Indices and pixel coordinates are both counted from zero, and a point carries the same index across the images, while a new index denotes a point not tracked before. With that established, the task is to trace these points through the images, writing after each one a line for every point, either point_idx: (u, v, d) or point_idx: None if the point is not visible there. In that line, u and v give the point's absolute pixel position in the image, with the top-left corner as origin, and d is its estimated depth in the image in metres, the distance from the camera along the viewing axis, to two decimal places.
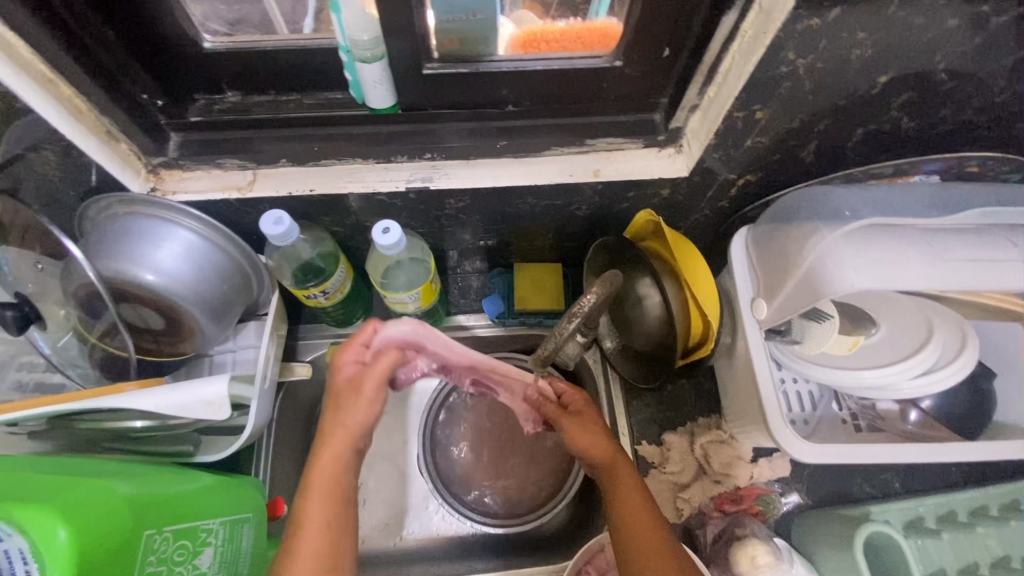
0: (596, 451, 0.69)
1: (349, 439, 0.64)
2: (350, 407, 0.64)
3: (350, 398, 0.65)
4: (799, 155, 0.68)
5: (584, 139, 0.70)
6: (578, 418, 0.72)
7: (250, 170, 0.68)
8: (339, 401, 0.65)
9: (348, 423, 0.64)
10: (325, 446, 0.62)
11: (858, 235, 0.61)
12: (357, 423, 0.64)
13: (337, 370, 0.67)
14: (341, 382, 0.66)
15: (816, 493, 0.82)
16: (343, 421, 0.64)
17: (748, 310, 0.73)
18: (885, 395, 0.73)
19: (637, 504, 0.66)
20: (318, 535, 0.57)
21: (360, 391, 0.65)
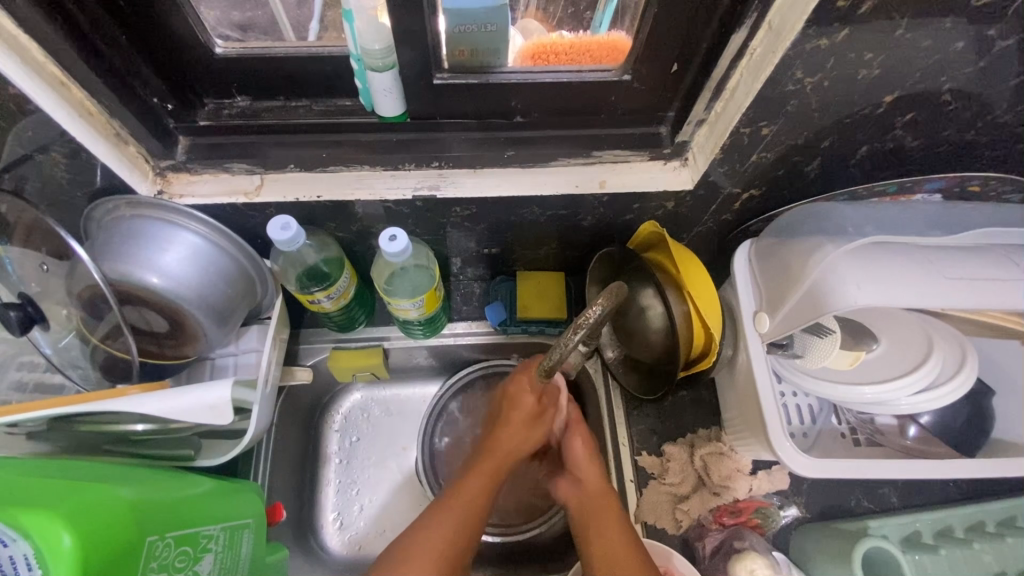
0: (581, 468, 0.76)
1: (507, 454, 0.73)
2: (517, 425, 0.74)
3: (522, 417, 0.75)
4: (804, 171, 0.69)
5: (591, 150, 0.70)
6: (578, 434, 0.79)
7: (258, 175, 0.69)
8: (511, 416, 0.75)
9: (506, 440, 0.74)
10: (492, 454, 0.73)
11: (862, 252, 0.61)
12: (514, 445, 0.74)
13: (510, 392, 0.77)
14: (512, 402, 0.76)
15: (814, 506, 0.82)
16: (580, 455, 0.77)
17: (750, 322, 0.74)
18: (884, 410, 0.74)
19: (613, 529, 0.67)
20: (461, 511, 0.67)
21: (578, 437, 0.79)
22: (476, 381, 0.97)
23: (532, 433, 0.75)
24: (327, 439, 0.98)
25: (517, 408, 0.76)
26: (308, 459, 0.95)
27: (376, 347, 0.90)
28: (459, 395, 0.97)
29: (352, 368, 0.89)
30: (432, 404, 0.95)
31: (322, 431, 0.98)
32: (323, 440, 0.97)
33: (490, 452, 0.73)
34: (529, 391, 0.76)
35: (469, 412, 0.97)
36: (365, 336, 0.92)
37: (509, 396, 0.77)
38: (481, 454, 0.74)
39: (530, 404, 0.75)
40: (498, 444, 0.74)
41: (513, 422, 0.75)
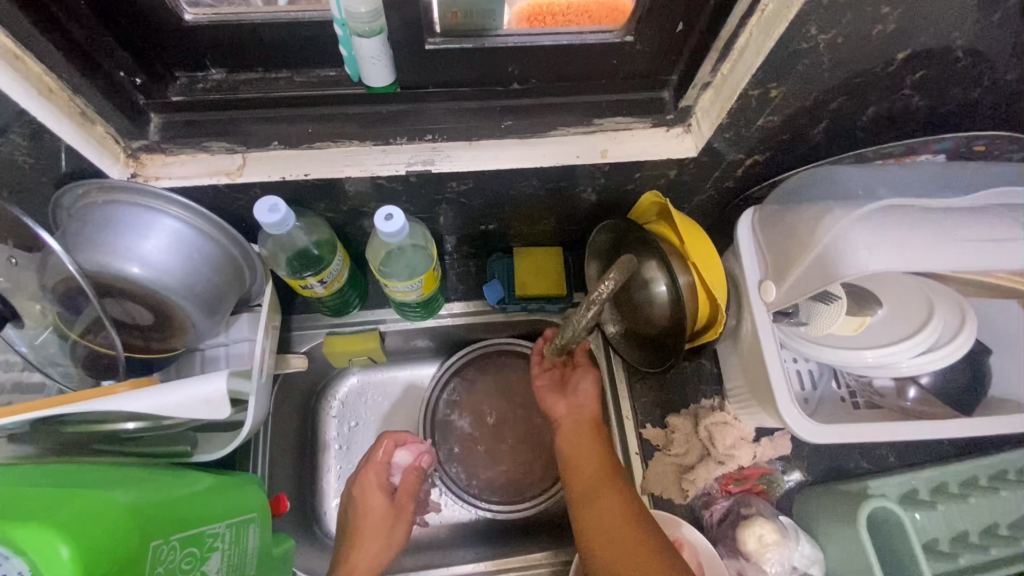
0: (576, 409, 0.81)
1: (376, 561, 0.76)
2: (366, 539, 0.77)
3: (377, 518, 0.79)
4: (809, 135, 0.67)
5: (591, 118, 0.67)
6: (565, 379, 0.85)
7: (240, 154, 0.64)
8: (367, 517, 0.78)
9: (369, 544, 0.77)
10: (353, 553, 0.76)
11: (871, 217, 0.59)
12: (371, 549, 0.76)
13: (360, 491, 0.80)
14: (363, 505, 0.79)
15: (815, 469, 0.83)
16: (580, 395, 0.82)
17: (755, 292, 0.72)
18: (886, 374, 0.74)
19: (603, 484, 0.70)
20: None
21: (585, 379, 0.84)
22: (476, 361, 0.97)
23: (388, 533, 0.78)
24: (325, 425, 0.96)
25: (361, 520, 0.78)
26: (306, 447, 0.93)
27: (372, 331, 0.88)
28: (459, 375, 0.96)
29: (348, 352, 0.86)
30: (433, 386, 0.94)
31: (320, 418, 0.96)
32: (321, 427, 0.96)
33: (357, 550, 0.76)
34: (377, 490, 0.80)
35: (471, 391, 0.96)
36: (359, 320, 0.89)
37: (363, 498, 0.79)
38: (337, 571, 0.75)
39: (380, 504, 0.79)
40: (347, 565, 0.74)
41: (369, 535, 0.77)
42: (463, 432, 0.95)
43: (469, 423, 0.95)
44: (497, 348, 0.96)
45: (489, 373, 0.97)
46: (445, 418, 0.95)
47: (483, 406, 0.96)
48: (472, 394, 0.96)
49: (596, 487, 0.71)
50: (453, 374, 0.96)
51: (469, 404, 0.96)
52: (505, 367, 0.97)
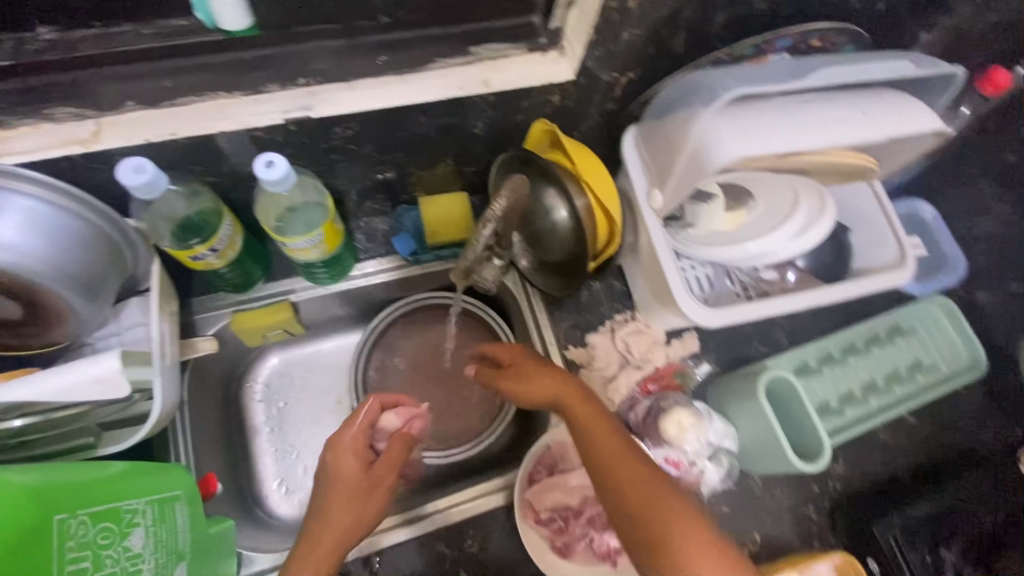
0: (553, 397, 0.71)
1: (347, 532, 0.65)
2: (341, 506, 0.66)
3: (349, 491, 0.67)
4: (672, 47, 0.72)
5: (468, 48, 0.67)
6: (516, 374, 0.75)
7: (92, 120, 0.59)
8: (336, 489, 0.67)
9: (339, 515, 0.65)
10: (320, 536, 0.64)
11: (726, 111, 0.66)
12: (343, 522, 0.65)
13: (333, 455, 0.69)
14: (340, 471, 0.68)
15: (721, 360, 0.92)
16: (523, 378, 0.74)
17: (644, 202, 0.78)
18: (767, 261, 0.82)
19: (608, 446, 0.65)
20: None
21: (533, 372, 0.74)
22: (398, 320, 0.95)
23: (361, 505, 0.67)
24: (251, 410, 0.92)
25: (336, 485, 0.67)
26: (234, 433, 0.90)
27: (282, 302, 0.85)
28: (382, 338, 0.95)
29: (258, 326, 0.83)
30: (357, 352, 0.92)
31: (244, 402, 0.92)
32: (247, 413, 0.92)
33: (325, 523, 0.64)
34: (354, 455, 0.69)
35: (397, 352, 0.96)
36: (267, 293, 0.86)
37: (336, 459, 0.69)
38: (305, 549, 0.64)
39: (354, 471, 0.68)
40: (316, 533, 0.64)
41: (342, 507, 0.66)
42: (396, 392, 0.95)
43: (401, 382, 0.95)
44: (416, 305, 0.94)
45: (413, 330, 0.96)
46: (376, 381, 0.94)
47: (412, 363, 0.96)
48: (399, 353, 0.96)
49: (601, 456, 0.65)
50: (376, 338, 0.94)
51: (397, 364, 0.96)
52: (428, 321, 0.97)
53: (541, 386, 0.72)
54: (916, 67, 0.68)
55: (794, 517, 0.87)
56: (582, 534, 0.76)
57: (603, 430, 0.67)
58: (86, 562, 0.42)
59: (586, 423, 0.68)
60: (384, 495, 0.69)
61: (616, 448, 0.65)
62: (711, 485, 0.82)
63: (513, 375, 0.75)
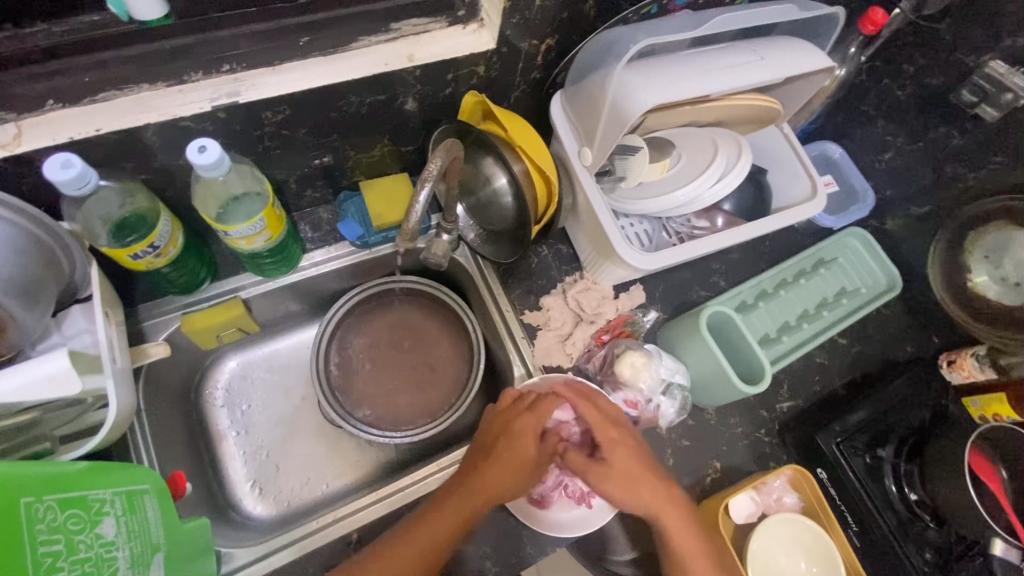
0: (648, 506, 0.68)
1: (485, 496, 0.69)
2: (492, 482, 0.69)
3: (514, 457, 0.70)
4: (584, 11, 0.76)
5: (389, 24, 0.69)
6: (608, 451, 0.70)
7: (11, 123, 0.58)
8: (506, 455, 0.70)
9: (490, 480, 0.69)
10: (465, 496, 0.69)
11: (637, 66, 0.71)
12: (499, 478, 0.69)
13: (508, 425, 0.72)
14: (511, 438, 0.71)
15: (668, 307, 0.98)
16: (633, 470, 0.69)
17: (577, 161, 0.82)
18: (696, 207, 0.88)
19: (680, 537, 0.68)
20: None
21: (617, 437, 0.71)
22: (354, 309, 0.96)
23: (519, 479, 0.70)
24: (215, 416, 0.91)
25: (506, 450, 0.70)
26: (200, 439, 0.89)
27: (233, 299, 0.84)
28: (340, 329, 0.95)
29: (210, 326, 0.82)
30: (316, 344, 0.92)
31: (206, 408, 0.91)
32: (211, 419, 0.91)
33: (439, 513, 0.68)
34: (527, 430, 0.71)
35: (357, 341, 0.97)
36: (216, 292, 0.85)
37: (506, 432, 0.71)
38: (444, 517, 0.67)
39: (529, 446, 0.70)
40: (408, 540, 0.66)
41: (500, 473, 0.69)
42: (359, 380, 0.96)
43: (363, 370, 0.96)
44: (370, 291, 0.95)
45: (367, 319, 0.98)
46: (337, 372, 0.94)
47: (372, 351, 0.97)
48: (358, 342, 0.97)
49: (672, 539, 0.68)
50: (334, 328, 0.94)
51: (357, 353, 0.96)
52: (384, 308, 0.98)
53: (631, 463, 0.70)
54: (802, 9, 0.74)
55: (749, 442, 0.93)
56: (554, 484, 0.79)
57: (696, 549, 0.68)
58: (59, 545, 0.42)
59: (676, 535, 0.68)
60: (529, 473, 0.71)
61: (694, 544, 0.68)
62: (668, 418, 0.86)
63: (604, 451, 0.71)
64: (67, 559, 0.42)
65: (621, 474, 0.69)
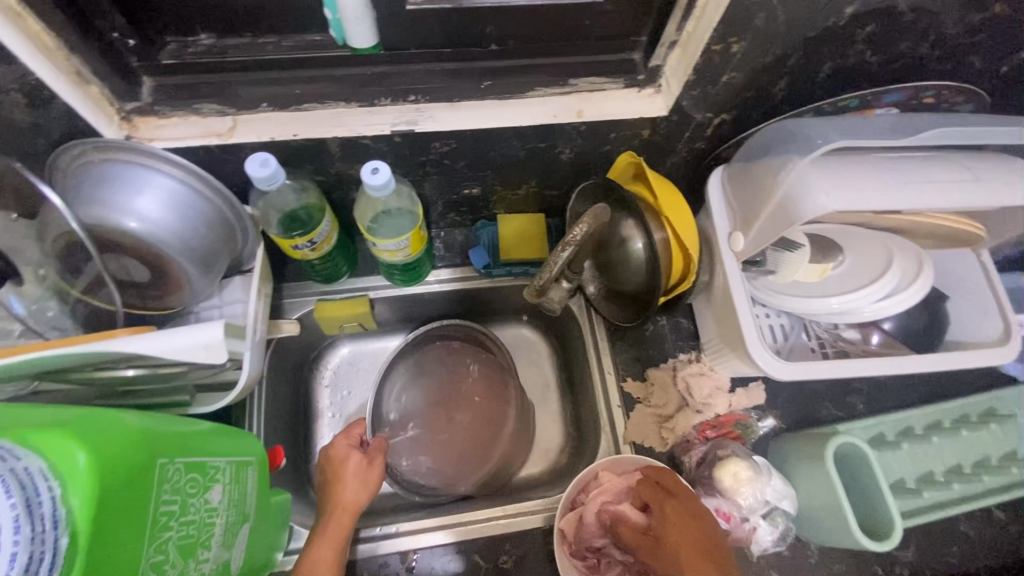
0: None
1: (351, 511, 0.70)
2: (346, 482, 0.72)
3: (352, 471, 0.73)
4: (771, 92, 0.71)
5: (567, 79, 0.71)
6: (674, 519, 0.65)
7: (230, 117, 0.66)
8: (344, 474, 0.73)
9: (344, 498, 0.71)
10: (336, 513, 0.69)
11: (822, 163, 0.64)
12: (354, 488, 0.72)
13: (334, 456, 0.75)
14: (336, 460, 0.75)
15: (788, 417, 0.88)
16: (700, 551, 0.61)
17: (725, 243, 0.77)
18: (849, 319, 0.79)
19: None
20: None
21: (689, 508, 0.66)
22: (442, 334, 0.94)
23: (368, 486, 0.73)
24: (317, 394, 0.98)
25: (346, 462, 0.74)
26: (301, 413, 0.96)
27: (360, 297, 0.90)
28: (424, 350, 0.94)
29: (340, 315, 0.89)
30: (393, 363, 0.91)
31: (313, 386, 0.98)
32: (314, 396, 0.98)
33: (320, 538, 0.67)
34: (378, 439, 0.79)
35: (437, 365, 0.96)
36: (348, 287, 0.92)
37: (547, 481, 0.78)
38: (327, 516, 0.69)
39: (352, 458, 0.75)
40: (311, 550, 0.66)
41: (350, 476, 0.73)
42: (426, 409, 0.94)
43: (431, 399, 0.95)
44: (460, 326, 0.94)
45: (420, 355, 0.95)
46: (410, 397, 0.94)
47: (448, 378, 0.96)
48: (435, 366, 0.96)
49: None
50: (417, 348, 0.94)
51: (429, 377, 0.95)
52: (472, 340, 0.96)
53: (694, 544, 0.62)
54: None
55: None
56: None
57: None
58: (175, 507, 0.46)
59: None
60: (366, 484, 0.73)
61: None
62: (762, 545, 0.77)
63: (662, 524, 0.65)
64: (178, 520, 0.46)
65: (680, 557, 0.62)
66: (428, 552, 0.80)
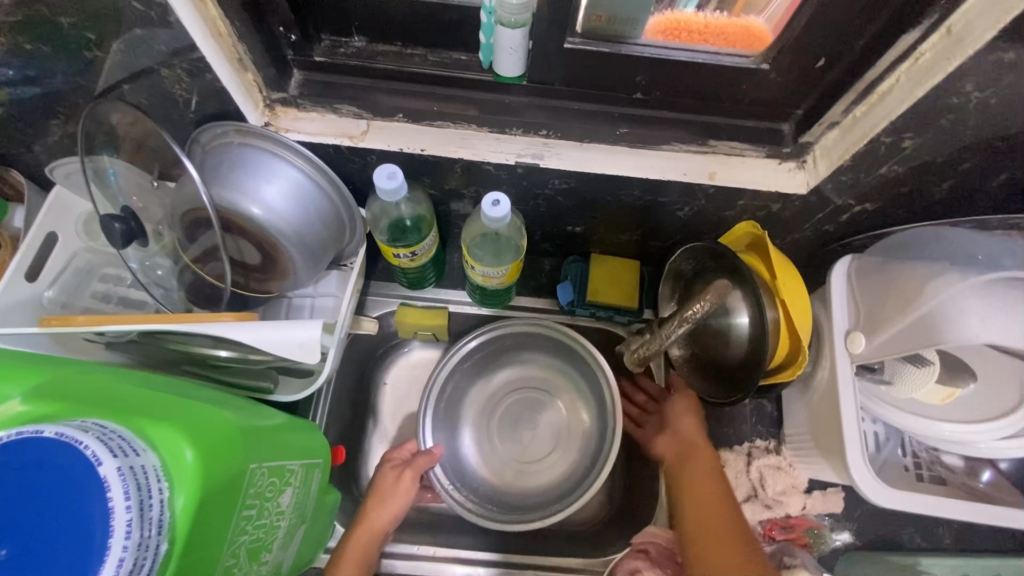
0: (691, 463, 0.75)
1: (380, 529, 0.71)
2: (386, 498, 0.72)
3: (392, 487, 0.73)
4: (929, 192, 0.65)
5: (706, 139, 0.67)
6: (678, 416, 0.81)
7: (365, 121, 0.67)
8: (383, 487, 0.73)
9: (376, 518, 0.71)
10: (366, 526, 0.70)
11: (991, 289, 0.59)
12: (390, 507, 0.72)
13: (382, 468, 0.76)
14: (385, 468, 0.76)
15: (865, 533, 0.81)
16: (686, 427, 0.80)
17: (841, 342, 0.69)
18: (962, 451, 0.71)
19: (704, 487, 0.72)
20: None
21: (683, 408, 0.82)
22: (512, 349, 0.91)
23: (405, 503, 0.73)
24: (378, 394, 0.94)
25: (388, 480, 0.74)
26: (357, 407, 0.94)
27: (442, 308, 0.90)
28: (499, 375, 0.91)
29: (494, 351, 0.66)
30: (439, 369, 0.83)
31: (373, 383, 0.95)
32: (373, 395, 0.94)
33: (346, 547, 0.69)
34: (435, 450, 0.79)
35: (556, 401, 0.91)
36: (431, 296, 0.92)
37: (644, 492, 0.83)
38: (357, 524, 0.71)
39: (398, 471, 0.75)
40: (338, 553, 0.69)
41: (389, 494, 0.73)
42: (524, 441, 0.89)
43: (528, 429, 0.90)
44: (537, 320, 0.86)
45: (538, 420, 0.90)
46: (471, 423, 0.90)
47: (567, 419, 0.90)
48: (535, 393, 0.92)
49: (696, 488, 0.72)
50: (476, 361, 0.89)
51: (511, 411, 0.91)
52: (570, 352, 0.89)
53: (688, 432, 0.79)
54: None
55: None
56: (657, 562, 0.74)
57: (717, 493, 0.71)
58: (253, 510, 0.46)
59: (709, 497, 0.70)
60: (401, 503, 0.73)
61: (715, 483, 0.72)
62: None
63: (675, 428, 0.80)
64: (254, 525, 0.46)
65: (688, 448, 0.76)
66: None
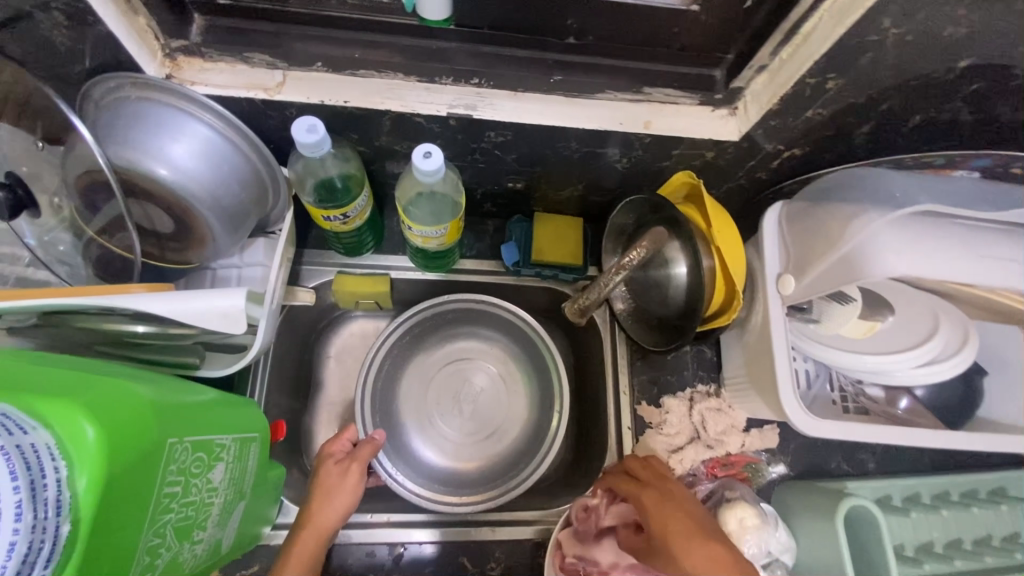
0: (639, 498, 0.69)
1: (326, 529, 0.68)
2: (330, 495, 0.69)
3: (336, 481, 0.71)
4: (852, 134, 0.67)
5: (641, 86, 0.66)
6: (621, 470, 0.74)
7: (280, 71, 0.62)
8: (326, 483, 0.70)
9: (321, 517, 0.68)
10: (313, 525, 0.67)
11: (903, 223, 0.61)
12: (336, 506, 0.69)
13: (323, 464, 0.72)
14: (324, 462, 0.72)
15: (798, 464, 0.86)
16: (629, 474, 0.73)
17: (774, 285, 0.73)
18: (883, 380, 0.76)
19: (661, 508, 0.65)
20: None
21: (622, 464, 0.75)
22: (456, 325, 0.93)
23: (352, 499, 0.70)
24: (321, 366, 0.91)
25: (331, 475, 0.71)
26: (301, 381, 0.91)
27: (383, 274, 0.87)
28: (437, 350, 0.93)
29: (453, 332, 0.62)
30: (380, 343, 0.85)
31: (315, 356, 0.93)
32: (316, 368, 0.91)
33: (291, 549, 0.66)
34: (370, 442, 0.75)
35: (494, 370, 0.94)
36: (370, 262, 0.88)
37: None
38: (301, 525, 0.68)
39: (341, 464, 0.72)
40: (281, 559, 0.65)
41: (334, 489, 0.70)
42: (469, 414, 0.91)
43: (471, 403, 0.92)
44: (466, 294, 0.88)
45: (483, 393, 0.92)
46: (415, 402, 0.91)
47: (508, 389, 0.93)
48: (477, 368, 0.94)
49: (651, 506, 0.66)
50: (411, 339, 0.90)
51: (452, 386, 0.93)
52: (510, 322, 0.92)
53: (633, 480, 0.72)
54: None
55: None
56: None
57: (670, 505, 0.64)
58: (178, 487, 0.43)
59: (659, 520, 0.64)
60: (348, 500, 0.70)
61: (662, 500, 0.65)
62: None
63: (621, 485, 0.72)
64: (179, 503, 0.43)
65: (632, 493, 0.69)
66: (416, 547, 0.79)
